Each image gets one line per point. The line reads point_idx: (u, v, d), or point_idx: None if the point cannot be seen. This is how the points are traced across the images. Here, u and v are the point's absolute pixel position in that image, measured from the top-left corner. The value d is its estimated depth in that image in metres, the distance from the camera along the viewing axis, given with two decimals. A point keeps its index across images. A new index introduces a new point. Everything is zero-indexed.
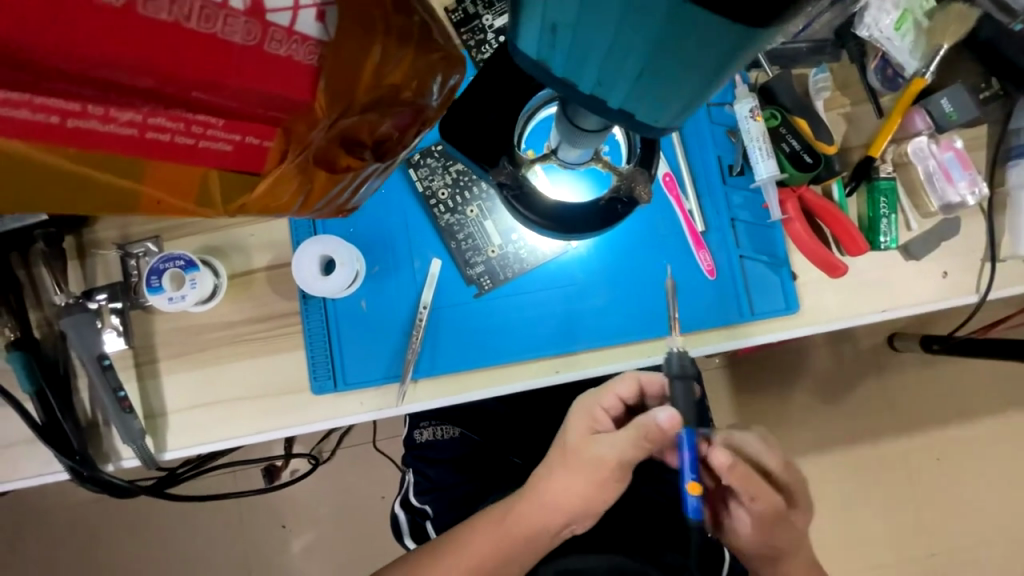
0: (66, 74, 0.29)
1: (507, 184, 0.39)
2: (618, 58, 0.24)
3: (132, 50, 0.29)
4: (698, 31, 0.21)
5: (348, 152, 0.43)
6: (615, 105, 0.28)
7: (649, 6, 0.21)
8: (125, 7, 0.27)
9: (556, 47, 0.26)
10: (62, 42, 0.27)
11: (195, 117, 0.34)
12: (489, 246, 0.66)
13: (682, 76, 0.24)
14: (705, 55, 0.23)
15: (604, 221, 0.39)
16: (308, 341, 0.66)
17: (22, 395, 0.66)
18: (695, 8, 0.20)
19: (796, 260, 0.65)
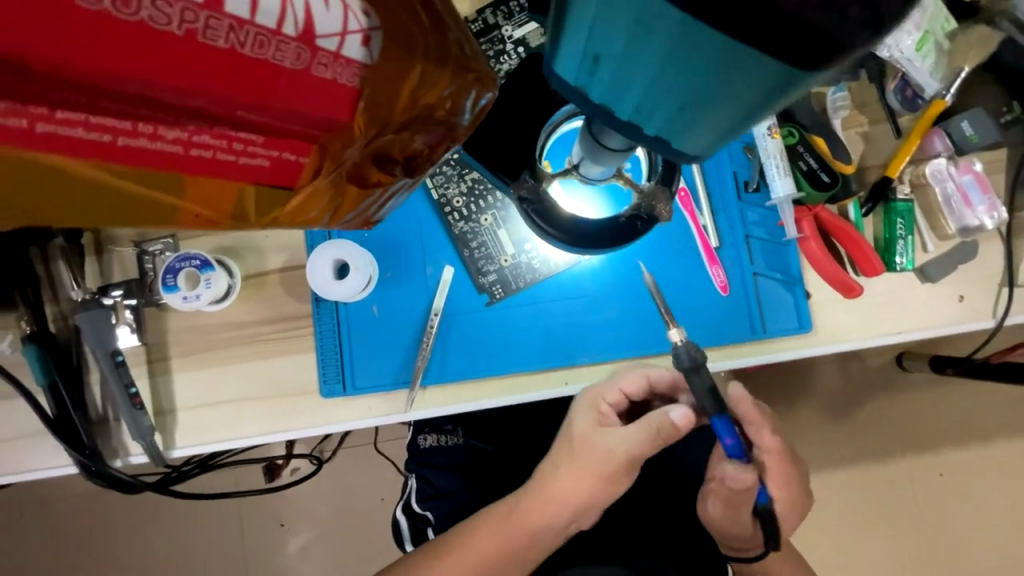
0: (115, 93, 0.26)
1: (527, 198, 0.40)
2: (663, 86, 0.25)
3: (186, 75, 0.26)
4: (747, 67, 0.22)
5: (380, 169, 0.40)
6: (651, 132, 0.28)
7: (699, 43, 0.22)
8: (186, 36, 0.25)
9: (596, 76, 0.26)
10: (111, 61, 0.24)
11: (239, 134, 0.30)
12: (502, 256, 0.66)
13: (724, 109, 0.25)
14: (754, 87, 0.23)
15: (624, 237, 0.39)
16: (319, 344, 0.66)
17: (34, 387, 0.66)
18: (746, 47, 0.22)
19: (810, 279, 0.65)
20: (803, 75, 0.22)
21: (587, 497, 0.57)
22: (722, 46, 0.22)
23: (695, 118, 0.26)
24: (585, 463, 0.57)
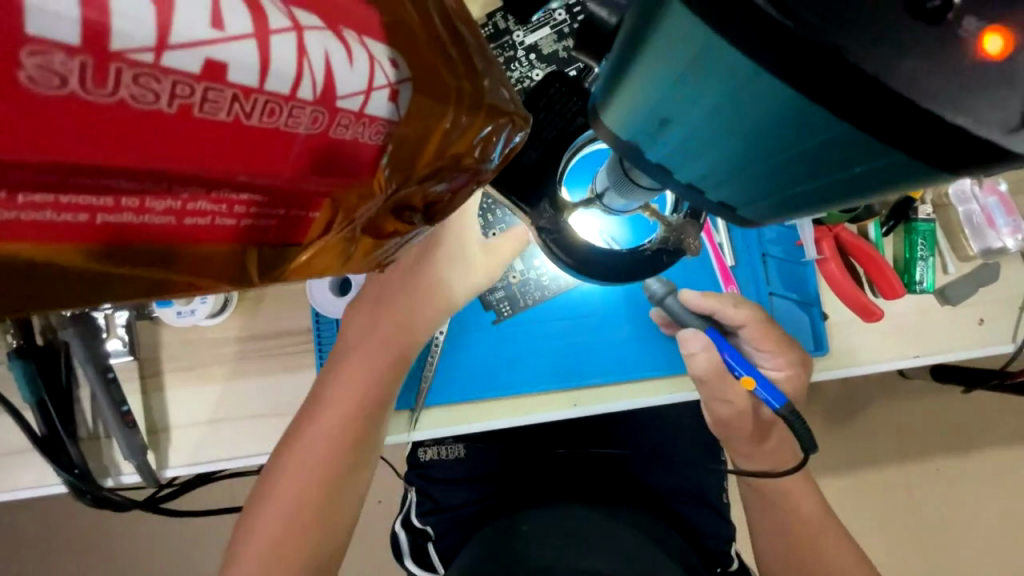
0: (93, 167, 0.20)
1: (546, 229, 0.37)
2: (739, 158, 0.24)
3: (184, 144, 0.21)
4: (865, 158, 0.20)
5: (396, 217, 0.34)
6: (713, 198, 0.27)
7: (806, 126, 0.20)
8: (179, 112, 0.20)
9: (658, 139, 0.25)
10: (89, 135, 0.19)
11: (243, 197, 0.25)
12: (511, 272, 0.63)
13: (809, 188, 0.24)
14: (861, 177, 0.22)
15: (646, 271, 0.37)
16: (319, 360, 0.64)
17: (22, 403, 0.64)
18: (872, 140, 0.19)
19: (827, 299, 0.63)
20: (934, 174, 0.20)
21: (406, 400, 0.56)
22: (845, 134, 0.20)
23: (762, 184, 0.25)
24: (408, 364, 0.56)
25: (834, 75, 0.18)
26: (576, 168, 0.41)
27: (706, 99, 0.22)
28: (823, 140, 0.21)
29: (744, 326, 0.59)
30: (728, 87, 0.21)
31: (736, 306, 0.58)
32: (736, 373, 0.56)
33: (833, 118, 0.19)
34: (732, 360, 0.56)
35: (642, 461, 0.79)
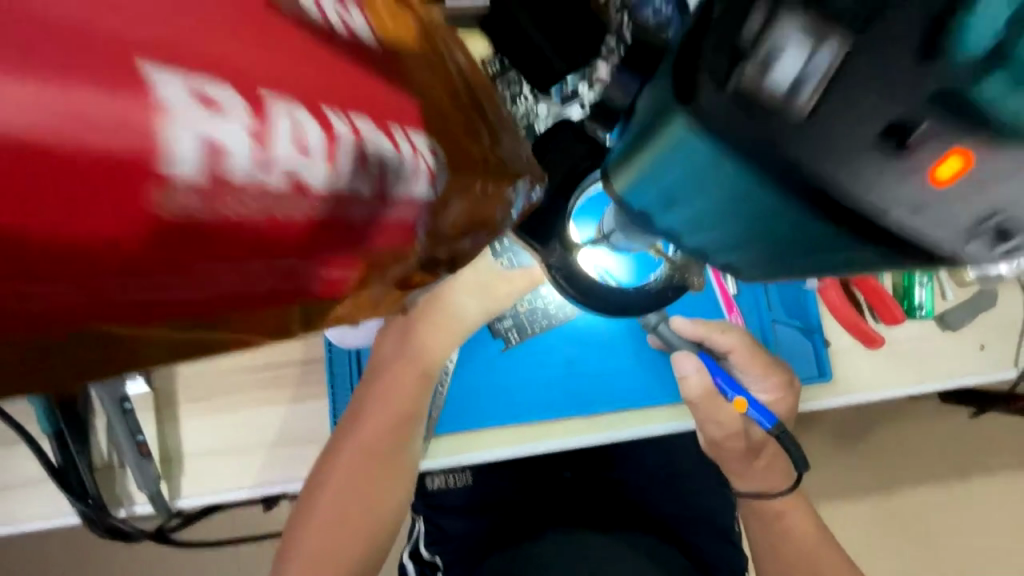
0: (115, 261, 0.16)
1: (557, 266, 0.40)
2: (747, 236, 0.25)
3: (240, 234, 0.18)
4: (845, 249, 0.23)
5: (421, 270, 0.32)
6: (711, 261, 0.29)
7: (813, 223, 0.22)
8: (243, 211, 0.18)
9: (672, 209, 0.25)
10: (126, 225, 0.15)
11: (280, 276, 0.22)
12: (518, 300, 0.65)
13: (794, 264, 0.26)
14: (836, 260, 0.24)
15: (653, 304, 0.40)
16: (331, 386, 0.66)
17: (39, 433, 0.65)
18: (851, 238, 0.22)
19: (829, 326, 0.64)
20: (887, 262, 0.24)
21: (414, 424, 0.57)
22: (828, 231, 0.22)
23: (759, 258, 0.27)
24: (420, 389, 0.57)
25: (831, 187, 0.20)
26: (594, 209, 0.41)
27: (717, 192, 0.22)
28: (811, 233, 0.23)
29: (732, 350, 0.59)
30: (742, 186, 0.21)
31: (724, 332, 0.59)
32: (727, 396, 0.57)
33: (822, 218, 0.21)
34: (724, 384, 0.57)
35: (651, 488, 0.79)
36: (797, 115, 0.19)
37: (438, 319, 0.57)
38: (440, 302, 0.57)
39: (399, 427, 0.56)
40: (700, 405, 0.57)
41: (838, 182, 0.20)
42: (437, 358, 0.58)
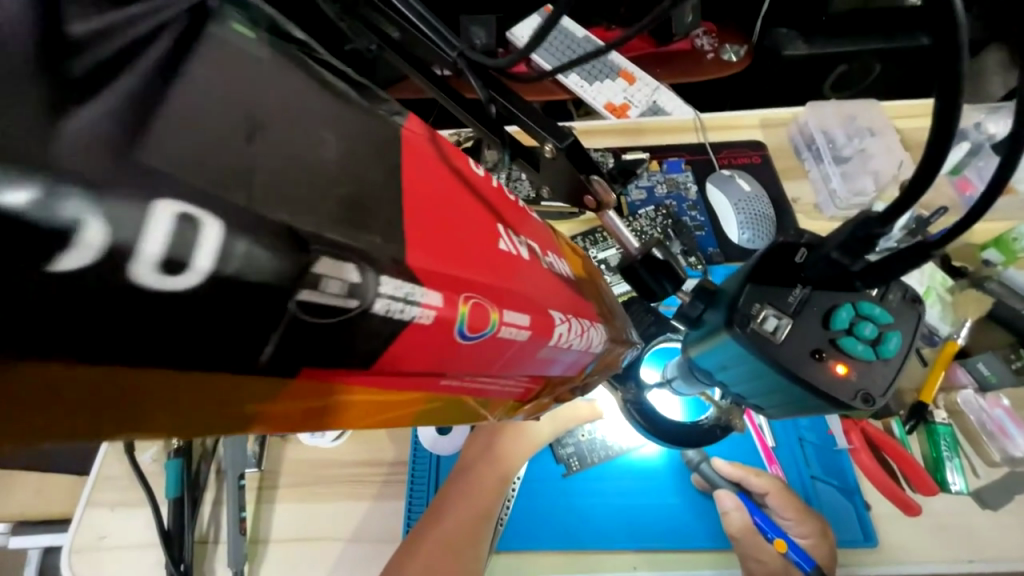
0: (422, 359, 0.23)
1: (630, 399, 0.53)
2: (770, 392, 0.34)
3: (481, 356, 0.26)
4: (821, 405, 0.32)
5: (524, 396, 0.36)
6: (752, 404, 0.36)
7: (808, 386, 0.31)
8: (494, 338, 0.25)
9: (725, 368, 0.34)
10: (438, 348, 0.23)
11: (477, 380, 0.28)
12: (580, 430, 0.76)
13: (800, 412, 0.34)
14: (819, 410, 0.33)
15: (705, 439, 0.52)
16: (409, 491, 0.75)
17: (160, 498, 0.76)
18: (822, 401, 0.31)
19: (868, 490, 0.70)
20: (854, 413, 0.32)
21: (485, 535, 0.65)
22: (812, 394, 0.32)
23: (782, 407, 0.35)
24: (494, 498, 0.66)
25: (803, 360, 0.31)
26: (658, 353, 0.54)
27: (743, 378, 0.34)
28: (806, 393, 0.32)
29: (768, 492, 0.66)
30: (761, 376, 0.32)
31: (759, 475, 0.67)
32: (767, 536, 0.63)
33: (810, 384, 0.31)
34: (763, 523, 0.64)
35: None
36: (772, 343, 0.31)
37: (519, 437, 0.69)
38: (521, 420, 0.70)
39: (473, 528, 0.64)
40: (740, 539, 0.64)
41: (807, 361, 0.31)
42: (513, 467, 0.68)
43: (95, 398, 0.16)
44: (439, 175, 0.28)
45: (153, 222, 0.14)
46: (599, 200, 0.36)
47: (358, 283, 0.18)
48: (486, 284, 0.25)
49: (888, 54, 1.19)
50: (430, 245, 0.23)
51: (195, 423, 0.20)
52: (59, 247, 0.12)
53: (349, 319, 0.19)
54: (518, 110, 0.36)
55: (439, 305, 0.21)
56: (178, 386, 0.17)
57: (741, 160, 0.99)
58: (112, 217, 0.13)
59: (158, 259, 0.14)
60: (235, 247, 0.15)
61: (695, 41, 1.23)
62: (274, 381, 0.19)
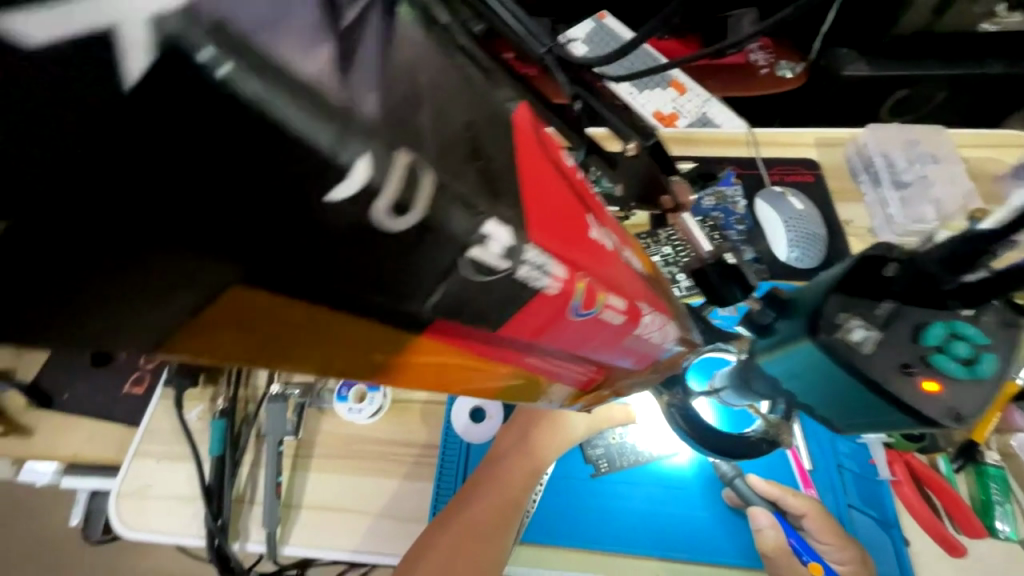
0: (533, 331, 0.25)
1: (677, 403, 0.52)
2: (842, 403, 0.33)
3: (579, 336, 0.27)
4: (899, 418, 0.32)
5: (585, 387, 0.37)
6: (820, 415, 0.36)
7: (885, 398, 0.31)
8: (596, 320, 0.27)
9: (797, 379, 0.34)
10: (549, 324, 0.25)
11: (565, 357, 0.30)
12: (610, 433, 0.75)
13: (875, 425, 0.34)
14: (895, 423, 0.33)
15: (751, 450, 0.51)
16: (438, 474, 0.76)
17: (203, 455, 0.79)
18: (903, 413, 0.31)
19: (908, 525, 0.69)
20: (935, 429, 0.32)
21: (512, 523, 0.66)
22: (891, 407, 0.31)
23: (855, 420, 0.34)
24: (523, 489, 0.67)
25: (888, 373, 0.31)
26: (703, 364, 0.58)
27: (815, 388, 0.34)
28: (884, 405, 0.31)
29: (806, 514, 0.64)
30: (838, 387, 0.32)
31: (796, 495, 0.66)
32: (802, 558, 0.64)
33: (885, 398, 0.31)
34: (799, 546, 0.65)
35: None
36: (861, 354, 0.31)
37: (555, 432, 0.70)
38: (556, 416, 0.70)
39: (502, 515, 0.65)
40: (773, 559, 0.63)
41: (891, 374, 0.31)
42: (546, 461, 0.69)
43: (270, 330, 0.18)
44: (539, 161, 0.26)
45: (396, 169, 0.15)
46: (679, 201, 0.36)
47: (512, 246, 0.19)
48: (597, 270, 0.26)
49: (954, 81, 1.13)
50: (556, 225, 0.24)
51: (332, 365, 0.22)
52: (337, 178, 0.14)
53: (497, 279, 0.20)
54: (604, 109, 0.37)
55: (561, 279, 0.23)
56: (339, 327, 0.19)
57: (793, 177, 0.97)
58: (374, 158, 0.14)
59: (393, 201, 0.15)
60: (446, 200, 0.16)
61: (748, 56, 1.24)
62: (420, 326, 0.21)
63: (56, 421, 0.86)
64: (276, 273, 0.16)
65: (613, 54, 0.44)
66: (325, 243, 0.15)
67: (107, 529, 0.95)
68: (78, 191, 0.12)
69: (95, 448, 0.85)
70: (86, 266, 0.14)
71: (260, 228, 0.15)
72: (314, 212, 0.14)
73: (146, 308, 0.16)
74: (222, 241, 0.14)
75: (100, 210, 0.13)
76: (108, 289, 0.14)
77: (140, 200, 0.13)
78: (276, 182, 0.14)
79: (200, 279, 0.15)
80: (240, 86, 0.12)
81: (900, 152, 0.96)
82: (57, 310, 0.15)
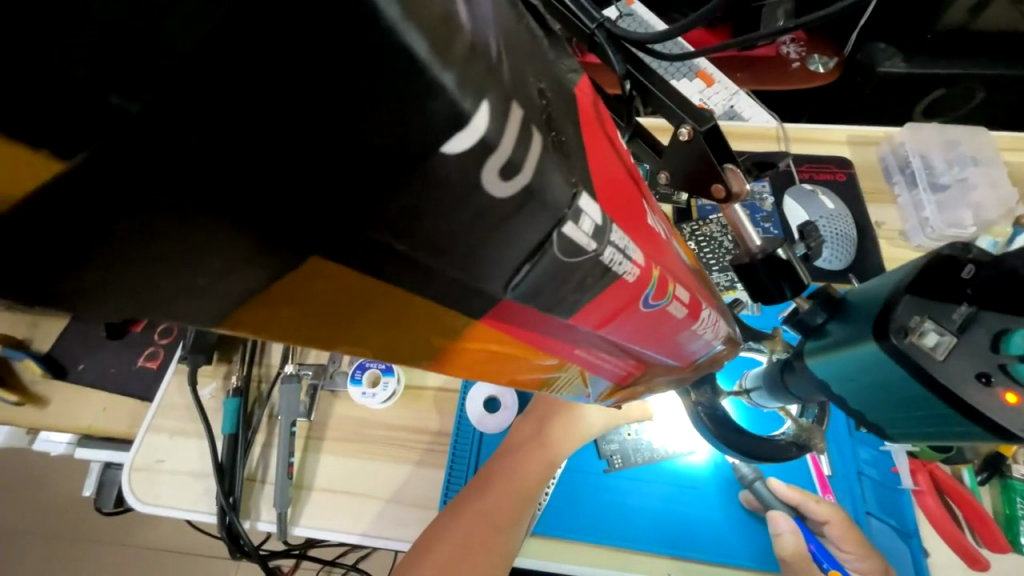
0: (599, 319, 0.24)
1: (703, 403, 0.51)
2: (896, 405, 0.33)
3: (639, 329, 0.26)
4: (961, 428, 0.31)
5: (619, 383, 0.36)
6: (871, 419, 0.35)
7: (945, 405, 0.30)
8: (659, 313, 0.26)
9: (852, 378, 0.34)
10: (615, 313, 0.24)
11: (620, 349, 0.29)
12: (625, 429, 0.74)
13: (934, 434, 0.33)
14: (959, 433, 0.31)
15: (780, 454, 0.50)
16: (450, 463, 0.76)
17: (216, 432, 0.79)
18: (966, 422, 0.30)
19: (929, 537, 0.67)
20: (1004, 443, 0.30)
21: (526, 514, 0.65)
22: (955, 415, 0.30)
23: (913, 428, 0.33)
24: (537, 479, 0.66)
25: (956, 378, 0.30)
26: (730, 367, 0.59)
27: (870, 391, 0.33)
28: (945, 412, 0.31)
29: (828, 521, 0.64)
30: (893, 387, 0.32)
31: (818, 501, 0.64)
32: (822, 565, 0.64)
33: (944, 404, 0.30)
34: (818, 551, 0.65)
35: None
36: (934, 359, 0.30)
37: (571, 425, 0.69)
38: (572, 408, 0.69)
39: (516, 505, 0.64)
40: (791, 563, 0.62)
41: (961, 381, 0.30)
42: (562, 453, 0.68)
43: (340, 309, 0.19)
44: (602, 144, 0.24)
45: (510, 122, 0.14)
46: (732, 190, 0.34)
47: (598, 226, 0.19)
48: (664, 261, 0.25)
49: (995, 82, 1.08)
50: (629, 211, 0.23)
51: (391, 349, 0.23)
52: (457, 127, 0.13)
53: (587, 260, 0.19)
54: (657, 91, 0.35)
55: (640, 265, 0.22)
56: (404, 309, 0.20)
57: (823, 175, 0.94)
58: (491, 106, 0.13)
59: (503, 162, 0.14)
60: (544, 162, 0.16)
61: (780, 48, 1.18)
62: (487, 299, 0.21)
63: (72, 392, 0.86)
64: (371, 230, 0.15)
65: (664, 34, 0.40)
66: (418, 201, 0.14)
67: (117, 502, 0.96)
68: (182, 134, 0.11)
69: (107, 420, 0.85)
70: (182, 218, 0.13)
71: (363, 183, 0.14)
72: (423, 166, 0.13)
73: (221, 265, 0.15)
74: (322, 192, 0.14)
75: (204, 155, 0.12)
76: (202, 241, 0.14)
77: (246, 142, 0.12)
78: (391, 133, 0.12)
79: (296, 231, 0.15)
80: (378, 5, 0.10)
81: (938, 152, 0.92)
82: (136, 270, 0.13)
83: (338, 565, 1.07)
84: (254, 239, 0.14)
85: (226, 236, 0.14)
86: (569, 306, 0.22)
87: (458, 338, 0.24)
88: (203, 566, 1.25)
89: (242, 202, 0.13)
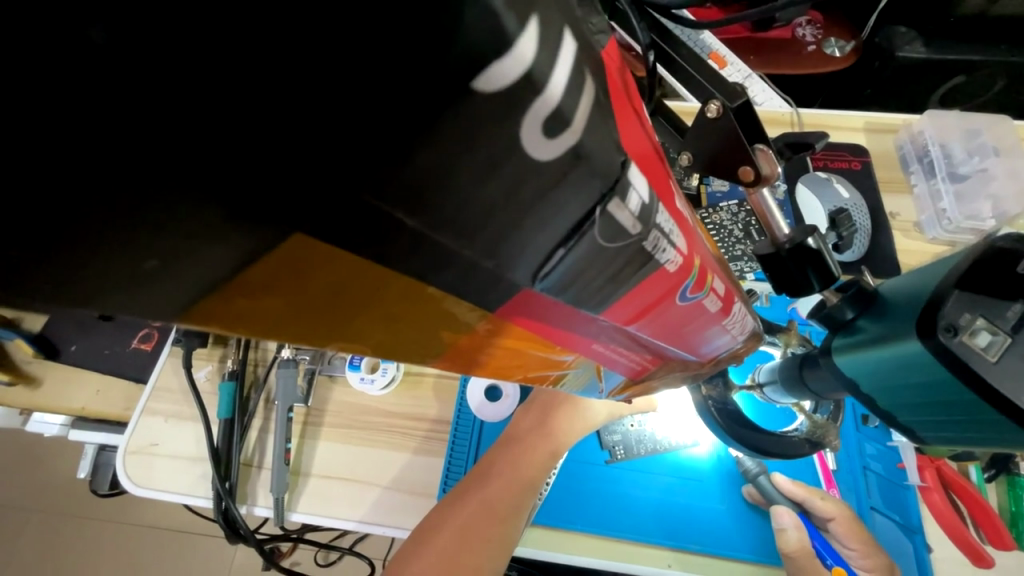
0: (626, 314, 0.22)
1: (713, 396, 0.49)
2: (930, 407, 0.31)
3: (662, 326, 0.24)
4: (1007, 433, 0.29)
5: (630, 379, 0.34)
6: (904, 420, 0.33)
7: (988, 409, 0.28)
8: (691, 309, 0.24)
9: (887, 377, 0.32)
10: (645, 308, 0.22)
11: (638, 346, 0.27)
12: (628, 421, 0.73)
13: (973, 437, 0.31)
14: (1002, 437, 0.29)
15: (796, 451, 0.48)
16: (450, 451, 0.74)
17: (212, 416, 0.78)
18: (1014, 427, 0.28)
19: (932, 532, 0.66)
20: None
21: (525, 502, 0.63)
22: (1005, 423, 0.28)
23: (947, 431, 0.32)
24: (538, 467, 0.65)
25: (1009, 382, 0.28)
26: (744, 362, 0.57)
27: (906, 391, 0.32)
28: (989, 418, 0.29)
29: (833, 518, 0.63)
30: (928, 387, 0.30)
31: (824, 499, 0.64)
32: (826, 562, 0.64)
33: (992, 409, 0.28)
34: (824, 547, 0.65)
35: None
36: (985, 360, 0.29)
37: (575, 415, 0.67)
38: (577, 399, 0.68)
39: (519, 495, 0.63)
40: (794, 559, 0.61)
41: (1016, 383, 0.28)
42: (565, 442, 0.66)
43: (339, 299, 0.17)
44: (632, 119, 0.21)
45: (560, 57, 0.12)
46: (761, 172, 0.31)
47: (646, 205, 0.17)
48: (701, 253, 0.23)
49: (1017, 70, 1.03)
50: (668, 199, 0.21)
51: (397, 344, 0.21)
52: (495, 55, 0.10)
53: (627, 246, 0.17)
54: (686, 66, 0.33)
55: (683, 253, 0.20)
56: (414, 299, 0.18)
57: (837, 164, 0.91)
58: (536, 31, 0.11)
59: (548, 111, 0.12)
60: (590, 112, 0.13)
61: (796, 30, 1.13)
62: (511, 286, 0.18)
63: (66, 372, 0.84)
64: (380, 199, 0.13)
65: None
66: (446, 156, 0.12)
67: (113, 484, 0.95)
68: (139, 41, 0.08)
69: (100, 403, 0.83)
70: (153, 167, 0.11)
71: (377, 129, 0.11)
72: (451, 107, 0.11)
73: (204, 231, 0.12)
74: (328, 136, 0.11)
75: (173, 80, 0.09)
76: (173, 194, 0.11)
77: (230, 51, 0.09)
78: (412, 60, 0.10)
79: (291, 188, 0.12)
80: None
81: (957, 142, 0.89)
82: (101, 218, 0.11)
83: (336, 550, 1.06)
84: (242, 196, 0.12)
85: (208, 191, 0.11)
86: (599, 300, 0.20)
87: (472, 333, 0.22)
88: (203, 548, 1.25)
89: (222, 147, 0.11)
